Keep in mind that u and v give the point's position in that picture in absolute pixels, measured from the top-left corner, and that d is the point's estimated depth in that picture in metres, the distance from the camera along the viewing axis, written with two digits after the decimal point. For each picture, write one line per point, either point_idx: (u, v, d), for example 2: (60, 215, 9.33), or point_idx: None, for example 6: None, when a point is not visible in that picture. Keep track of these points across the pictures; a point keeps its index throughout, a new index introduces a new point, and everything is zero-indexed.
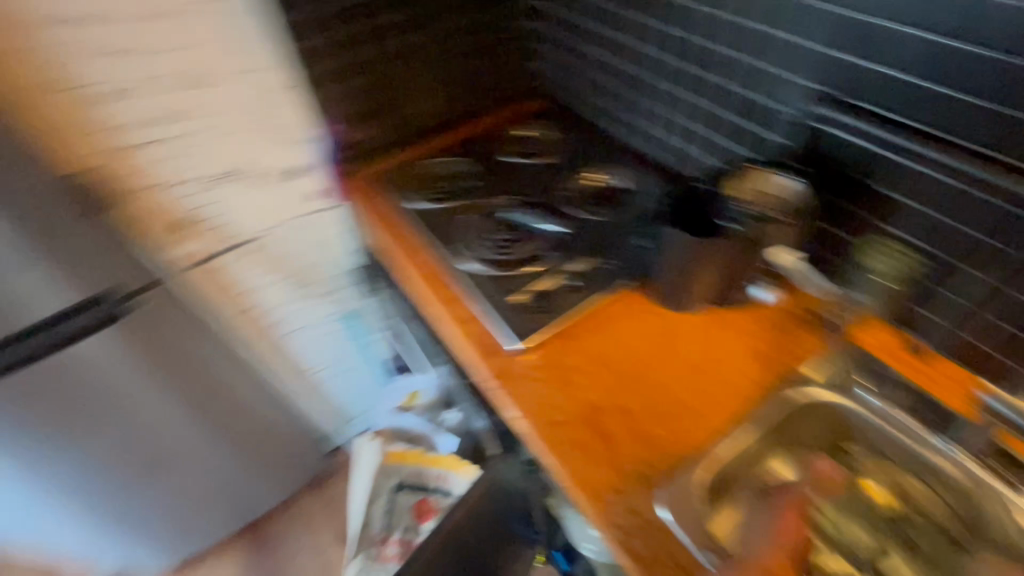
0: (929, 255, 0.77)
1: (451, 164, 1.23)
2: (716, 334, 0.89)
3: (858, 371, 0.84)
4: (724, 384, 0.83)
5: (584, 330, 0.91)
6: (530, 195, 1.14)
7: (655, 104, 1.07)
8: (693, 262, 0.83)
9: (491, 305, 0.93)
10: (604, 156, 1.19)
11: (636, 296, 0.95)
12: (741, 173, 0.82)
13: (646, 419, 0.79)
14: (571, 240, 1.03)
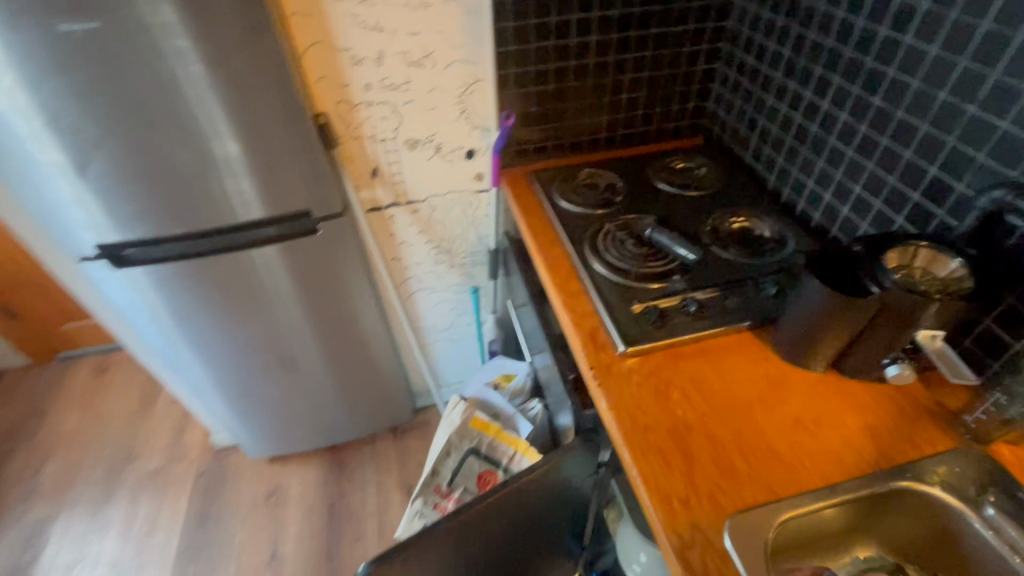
0: None
1: (604, 178, 1.33)
2: (829, 398, 0.86)
3: (988, 483, 0.74)
4: (825, 447, 0.80)
5: (692, 354, 0.94)
6: (671, 221, 1.19)
7: (829, 166, 1.06)
8: (823, 320, 0.81)
9: (610, 305, 1.00)
10: (758, 206, 1.20)
11: (756, 340, 0.96)
12: (902, 244, 0.80)
13: (733, 452, 0.80)
14: (700, 270, 1.06)
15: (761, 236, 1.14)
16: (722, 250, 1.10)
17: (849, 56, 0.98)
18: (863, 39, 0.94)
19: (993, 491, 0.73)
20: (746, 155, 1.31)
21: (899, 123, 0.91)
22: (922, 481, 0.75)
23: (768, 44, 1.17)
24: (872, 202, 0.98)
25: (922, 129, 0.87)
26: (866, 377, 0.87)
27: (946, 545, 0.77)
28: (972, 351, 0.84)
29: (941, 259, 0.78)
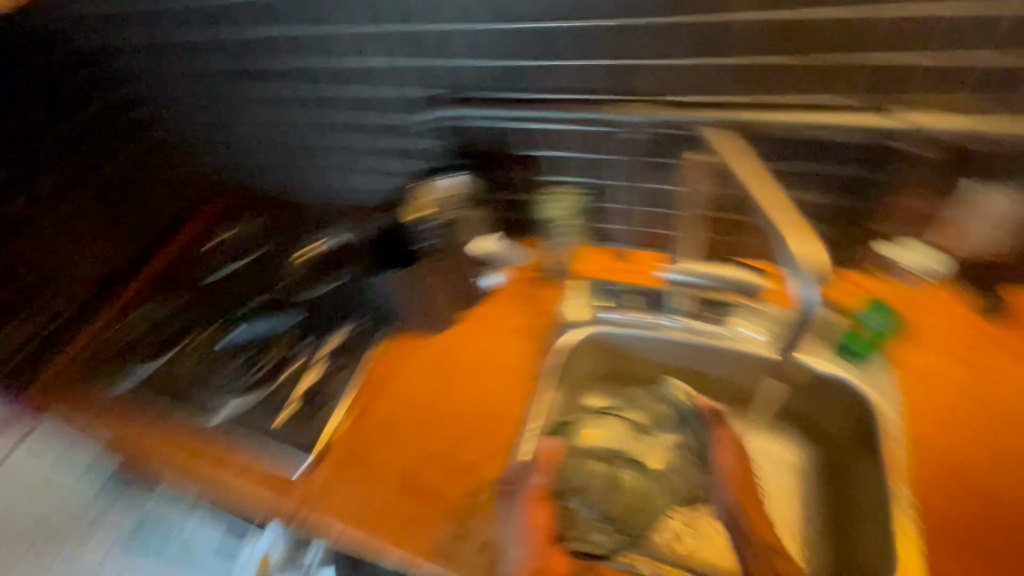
0: (584, 185, 0.89)
1: (149, 316, 1.02)
2: (480, 334, 0.91)
3: (595, 295, 0.90)
4: (506, 375, 0.85)
5: (366, 405, 0.85)
6: (252, 300, 0.99)
7: (324, 158, 1.04)
8: (417, 291, 0.84)
9: (258, 440, 0.81)
10: (312, 223, 1.12)
11: (400, 340, 0.92)
12: (412, 193, 0.84)
13: (459, 449, 0.78)
14: (314, 323, 0.92)
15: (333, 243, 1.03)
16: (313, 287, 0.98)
17: (251, 62, 0.93)
18: (245, 41, 0.90)
19: (601, 297, 0.89)
20: (262, 191, 1.20)
21: (335, 95, 0.91)
22: (567, 332, 0.87)
23: (174, 86, 1.03)
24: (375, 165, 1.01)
25: (352, 91, 0.90)
26: (485, 295, 0.94)
27: (615, 361, 0.89)
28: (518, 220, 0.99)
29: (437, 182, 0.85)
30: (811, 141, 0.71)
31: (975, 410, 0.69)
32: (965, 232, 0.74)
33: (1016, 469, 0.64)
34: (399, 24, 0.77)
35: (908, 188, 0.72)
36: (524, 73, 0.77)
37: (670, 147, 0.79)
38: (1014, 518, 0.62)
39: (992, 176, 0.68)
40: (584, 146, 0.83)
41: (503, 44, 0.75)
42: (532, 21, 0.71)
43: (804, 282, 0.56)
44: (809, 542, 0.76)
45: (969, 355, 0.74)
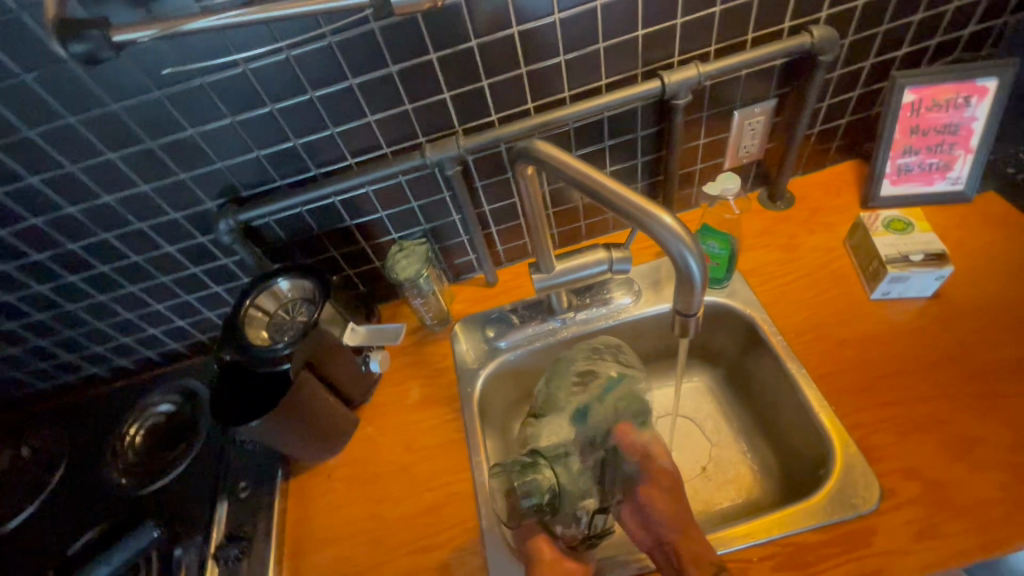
0: (421, 233, 0.85)
1: None
2: (390, 422, 0.82)
3: (484, 328, 0.89)
4: (436, 451, 0.78)
5: (299, 569, 0.71)
6: (83, 533, 0.77)
7: (112, 317, 0.86)
8: (298, 417, 0.71)
9: None
10: (133, 398, 0.92)
11: (304, 477, 0.79)
12: (244, 317, 0.72)
13: (424, 559, 0.69)
14: (181, 519, 0.76)
15: (171, 413, 0.88)
16: (170, 473, 0.81)
17: None
18: None
19: (490, 329, 0.88)
20: (48, 384, 0.95)
21: (93, 247, 0.75)
22: (475, 377, 0.84)
23: None
24: (185, 298, 0.85)
25: (115, 233, 0.74)
26: (377, 380, 0.86)
27: (529, 379, 0.90)
28: (375, 288, 0.91)
29: (272, 293, 0.75)
30: (607, 119, 0.75)
31: (816, 281, 0.81)
32: (743, 149, 0.85)
33: (864, 313, 0.77)
34: (123, 151, 0.65)
35: (697, 128, 0.80)
36: (297, 154, 0.69)
37: (490, 167, 0.78)
38: (883, 356, 0.72)
39: (743, 101, 0.79)
40: (409, 194, 0.79)
41: (257, 133, 0.66)
42: (280, 100, 0.63)
43: (678, 243, 0.47)
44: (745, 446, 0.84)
45: (788, 240, 0.87)
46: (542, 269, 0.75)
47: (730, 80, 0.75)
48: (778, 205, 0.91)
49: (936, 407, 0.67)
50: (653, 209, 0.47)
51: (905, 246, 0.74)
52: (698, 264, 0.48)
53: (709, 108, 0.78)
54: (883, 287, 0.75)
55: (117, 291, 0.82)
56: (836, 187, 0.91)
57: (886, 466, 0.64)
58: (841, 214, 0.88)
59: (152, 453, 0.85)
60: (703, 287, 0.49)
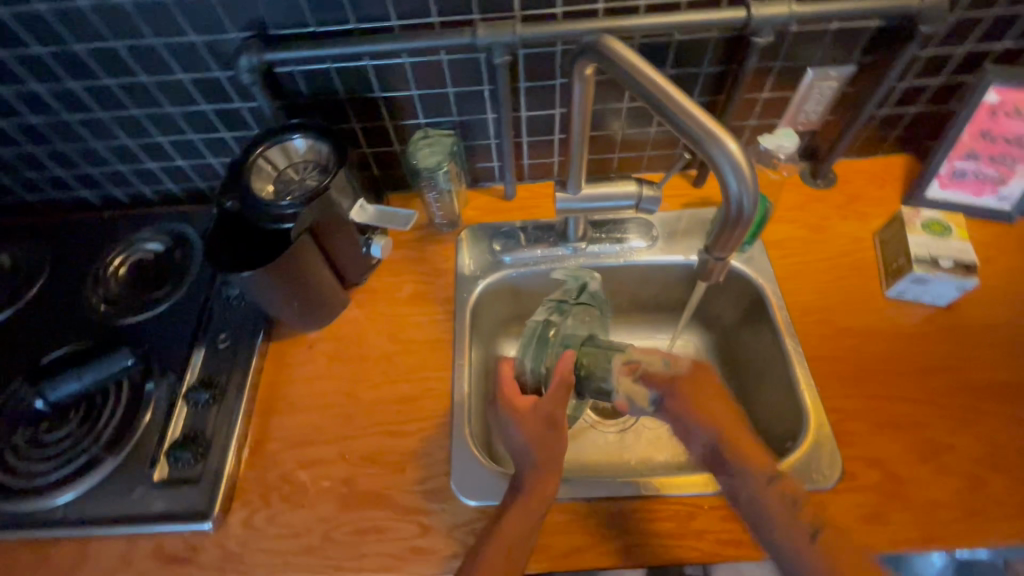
0: (450, 125, 0.80)
1: None
2: (379, 309, 0.81)
3: (491, 241, 0.86)
4: (421, 347, 0.78)
5: (267, 426, 0.72)
6: (59, 348, 0.77)
7: (110, 140, 0.81)
8: (291, 281, 0.69)
9: (137, 510, 0.65)
10: (120, 229, 0.89)
11: (285, 342, 0.79)
12: (252, 165, 0.68)
13: (391, 443, 0.70)
14: (159, 356, 0.76)
15: (158, 252, 0.86)
16: (151, 310, 0.80)
17: None
18: None
19: (497, 243, 0.86)
20: (35, 198, 0.91)
21: (99, 55, 0.69)
22: (473, 285, 0.82)
23: None
24: (190, 138, 0.81)
25: (127, 46, 0.68)
26: (373, 267, 0.84)
27: (524, 300, 0.88)
28: (389, 174, 0.87)
29: (285, 147, 0.70)
30: (676, 44, 0.69)
31: (835, 267, 0.80)
32: (803, 114, 0.80)
33: (874, 308, 0.76)
34: None
35: (764, 80, 0.75)
36: (339, 1, 0.63)
37: (539, 68, 0.73)
38: (879, 351, 0.72)
39: (821, 60, 0.73)
40: (448, 78, 0.73)
41: None
42: None
43: (735, 174, 0.45)
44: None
45: (819, 220, 0.84)
46: (568, 188, 0.71)
47: (815, 32, 0.69)
48: (819, 182, 0.87)
49: (918, 410, 0.68)
50: (720, 135, 0.45)
51: (937, 250, 0.72)
52: (749, 200, 0.46)
53: (783, 59, 0.72)
54: (901, 286, 0.74)
55: (120, 112, 0.77)
56: (882, 179, 0.87)
57: (853, 452, 0.66)
58: (879, 206, 0.84)
59: (135, 288, 0.83)
60: (744, 227, 0.48)
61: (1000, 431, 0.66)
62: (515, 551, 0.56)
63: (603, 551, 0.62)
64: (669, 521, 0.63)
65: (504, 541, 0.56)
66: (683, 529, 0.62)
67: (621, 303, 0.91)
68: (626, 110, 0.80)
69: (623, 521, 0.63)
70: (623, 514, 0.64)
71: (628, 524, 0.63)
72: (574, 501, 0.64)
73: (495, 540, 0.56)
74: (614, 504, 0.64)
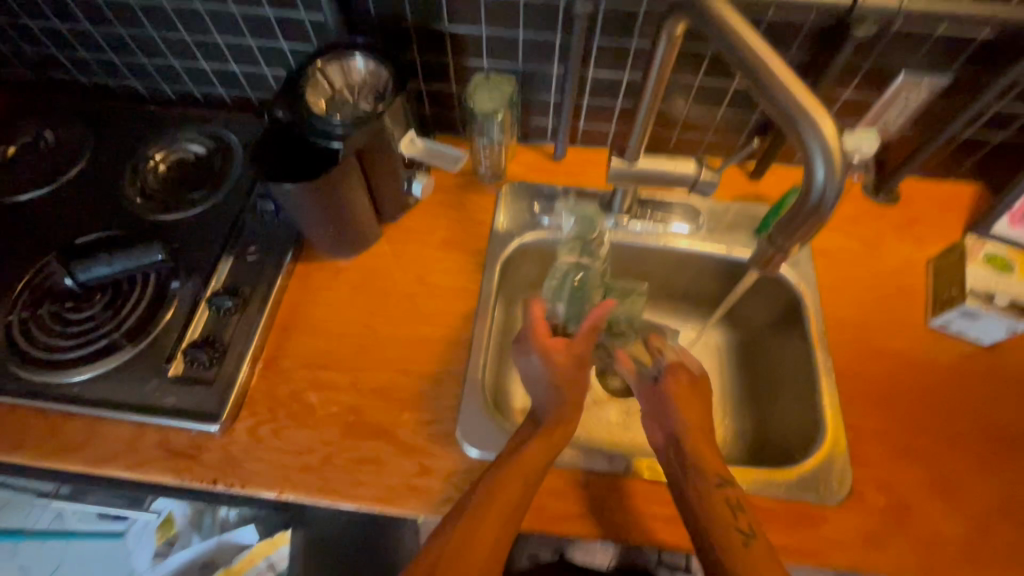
0: (512, 73, 0.77)
1: None
2: (410, 248, 0.80)
3: (532, 200, 0.84)
4: (445, 294, 0.77)
5: (284, 342, 0.73)
6: (91, 233, 0.78)
7: (168, 32, 0.80)
8: (331, 204, 0.68)
9: (149, 402, 0.66)
10: (165, 125, 0.88)
11: (311, 265, 0.78)
12: (308, 78, 0.66)
13: (403, 382, 0.70)
14: (187, 257, 0.76)
15: (199, 155, 0.85)
16: (186, 210, 0.80)
17: None
18: None
19: (538, 203, 0.84)
20: (86, 79, 0.90)
21: None
22: (506, 242, 0.81)
23: None
24: (248, 42, 0.79)
25: None
26: (410, 207, 0.82)
27: None
28: (440, 114, 0.85)
29: (343, 66, 0.68)
30: (766, 23, 0.65)
31: (881, 287, 0.77)
32: (881, 122, 0.76)
33: (914, 335, 0.73)
34: None
35: (850, 78, 0.71)
36: None
37: (617, 27, 0.69)
38: (911, 379, 0.70)
39: (916, 66, 0.69)
40: (520, 21, 0.70)
41: None
42: None
43: (825, 163, 0.40)
44: (729, 408, 0.83)
45: (873, 236, 0.80)
46: (624, 157, 0.69)
47: (917, 33, 0.65)
48: (880, 198, 0.83)
49: (939, 444, 0.66)
50: (818, 117, 0.40)
51: (995, 285, 0.68)
52: (832, 191, 0.42)
53: (876, 58, 0.68)
54: (947, 318, 0.71)
55: (182, 2, 0.75)
56: (949, 205, 0.83)
57: (864, 473, 0.64)
58: (940, 233, 0.81)
59: (173, 186, 0.83)
60: (818, 218, 0.44)
61: (1020, 481, 0.64)
62: (526, 476, 0.56)
63: (595, 523, 0.62)
64: (668, 507, 0.63)
65: (511, 463, 0.57)
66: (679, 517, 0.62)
67: (652, 287, 0.89)
68: (697, 88, 0.77)
69: (627, 498, 0.63)
70: (623, 491, 0.63)
71: (630, 503, 0.62)
72: (577, 470, 0.64)
73: (501, 471, 0.56)
74: (616, 478, 0.64)
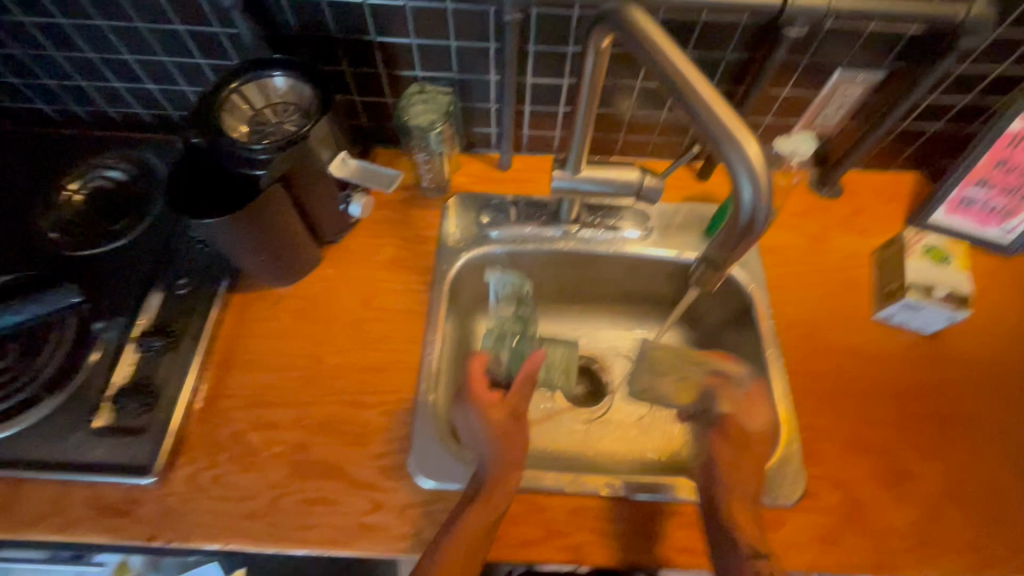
0: (449, 82, 0.74)
1: None
2: (354, 270, 0.77)
3: (480, 212, 0.81)
4: (393, 316, 0.74)
5: (222, 380, 0.69)
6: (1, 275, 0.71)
7: (71, 51, 0.73)
8: (260, 235, 0.64)
9: (74, 457, 0.61)
10: (79, 150, 0.81)
11: (249, 295, 0.74)
12: (224, 101, 0.62)
13: (351, 414, 0.67)
14: (110, 295, 0.70)
15: (119, 182, 0.79)
16: (107, 243, 0.74)
17: None
18: None
19: (486, 215, 0.81)
20: None
21: None
22: (455, 257, 0.78)
23: None
24: (162, 59, 0.73)
25: None
26: (351, 226, 0.79)
27: None
28: (378, 127, 0.81)
29: (263, 85, 0.64)
30: (701, 24, 0.64)
31: (828, 282, 0.77)
32: (821, 117, 0.76)
33: (861, 329, 0.74)
34: None
35: (788, 76, 0.70)
36: None
37: (551, 33, 0.67)
38: (860, 374, 0.71)
39: (851, 62, 0.69)
40: (451, 30, 0.67)
41: None
42: None
43: (752, 183, 0.39)
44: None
45: (819, 231, 0.81)
46: (566, 167, 0.67)
47: (849, 30, 0.64)
48: (825, 192, 0.84)
49: (888, 436, 0.67)
50: (741, 138, 0.39)
51: (934, 277, 0.69)
52: (762, 208, 0.41)
53: (812, 56, 0.68)
54: (890, 310, 0.73)
55: (82, 19, 0.69)
56: (890, 196, 0.84)
57: (818, 472, 0.65)
58: (882, 224, 0.82)
59: (91, 218, 0.77)
60: (751, 235, 0.43)
61: (966, 467, 0.66)
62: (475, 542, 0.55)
63: (556, 546, 0.61)
64: (627, 523, 0.62)
65: (458, 530, 0.55)
66: (638, 532, 0.62)
67: (607, 292, 0.88)
68: (639, 91, 0.75)
69: (586, 517, 0.62)
70: (583, 510, 0.62)
71: (589, 523, 0.62)
72: (535, 493, 0.63)
73: (449, 539, 0.55)
74: (575, 498, 0.63)
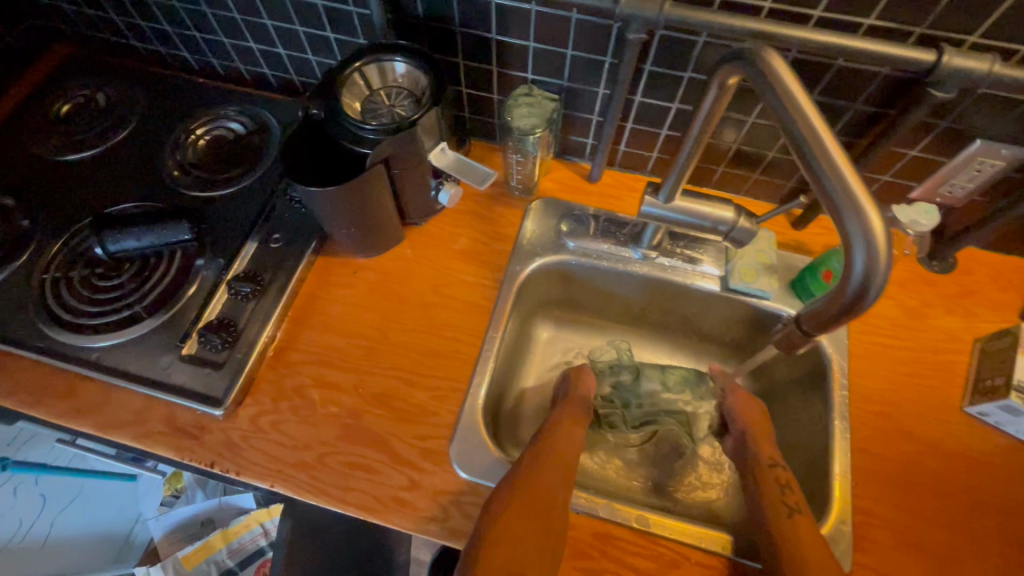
0: (556, 89, 0.75)
1: None
2: (432, 255, 0.79)
3: (560, 220, 0.81)
4: (459, 307, 0.76)
5: (296, 335, 0.73)
6: (128, 203, 0.80)
7: (219, 11, 0.79)
8: (355, 209, 0.67)
9: (160, 377, 0.68)
10: (210, 99, 0.89)
11: (332, 260, 0.79)
12: (346, 78, 0.66)
13: (405, 392, 0.70)
14: (215, 238, 0.77)
15: (237, 134, 0.86)
16: (218, 189, 0.81)
17: None
18: None
19: (565, 223, 0.81)
20: (141, 45, 0.92)
21: None
22: (529, 261, 0.79)
23: None
24: (296, 29, 0.78)
25: None
26: (436, 213, 0.81)
27: (574, 288, 0.85)
28: (478, 122, 0.83)
29: (385, 67, 0.67)
30: (834, 70, 0.60)
31: (919, 363, 0.72)
32: (948, 186, 0.70)
33: (947, 420, 0.68)
34: None
35: (921, 137, 0.65)
36: None
37: (671, 55, 0.65)
38: (935, 468, 0.66)
39: (998, 133, 0.63)
40: (571, 40, 0.67)
41: None
42: None
43: (867, 255, 0.40)
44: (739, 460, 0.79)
45: (919, 306, 0.75)
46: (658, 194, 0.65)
47: (1005, 99, 0.59)
48: (933, 265, 0.78)
49: (958, 543, 0.62)
50: (867, 210, 0.39)
51: None
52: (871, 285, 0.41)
53: (952, 120, 0.62)
54: (985, 408, 0.66)
55: None
56: (1010, 282, 0.76)
57: (867, 561, 0.61)
58: (995, 312, 0.74)
59: (209, 163, 0.84)
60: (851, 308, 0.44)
61: None
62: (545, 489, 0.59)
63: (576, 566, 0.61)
64: (654, 561, 0.61)
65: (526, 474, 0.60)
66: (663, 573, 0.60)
67: (675, 322, 0.86)
68: (750, 125, 0.72)
69: (617, 546, 0.62)
70: (612, 537, 0.62)
71: (619, 554, 0.61)
72: None
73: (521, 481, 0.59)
74: (603, 520, 0.63)
